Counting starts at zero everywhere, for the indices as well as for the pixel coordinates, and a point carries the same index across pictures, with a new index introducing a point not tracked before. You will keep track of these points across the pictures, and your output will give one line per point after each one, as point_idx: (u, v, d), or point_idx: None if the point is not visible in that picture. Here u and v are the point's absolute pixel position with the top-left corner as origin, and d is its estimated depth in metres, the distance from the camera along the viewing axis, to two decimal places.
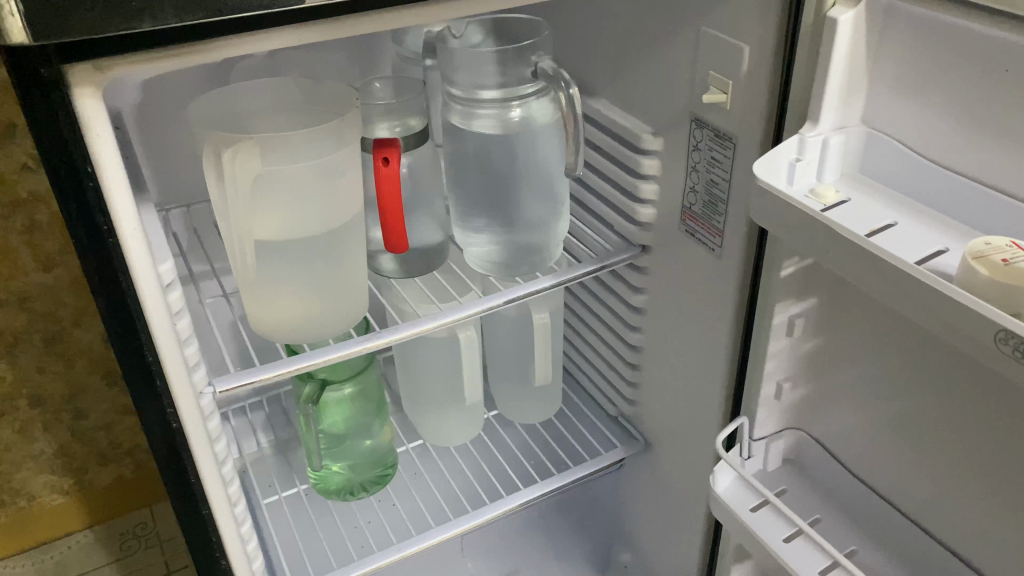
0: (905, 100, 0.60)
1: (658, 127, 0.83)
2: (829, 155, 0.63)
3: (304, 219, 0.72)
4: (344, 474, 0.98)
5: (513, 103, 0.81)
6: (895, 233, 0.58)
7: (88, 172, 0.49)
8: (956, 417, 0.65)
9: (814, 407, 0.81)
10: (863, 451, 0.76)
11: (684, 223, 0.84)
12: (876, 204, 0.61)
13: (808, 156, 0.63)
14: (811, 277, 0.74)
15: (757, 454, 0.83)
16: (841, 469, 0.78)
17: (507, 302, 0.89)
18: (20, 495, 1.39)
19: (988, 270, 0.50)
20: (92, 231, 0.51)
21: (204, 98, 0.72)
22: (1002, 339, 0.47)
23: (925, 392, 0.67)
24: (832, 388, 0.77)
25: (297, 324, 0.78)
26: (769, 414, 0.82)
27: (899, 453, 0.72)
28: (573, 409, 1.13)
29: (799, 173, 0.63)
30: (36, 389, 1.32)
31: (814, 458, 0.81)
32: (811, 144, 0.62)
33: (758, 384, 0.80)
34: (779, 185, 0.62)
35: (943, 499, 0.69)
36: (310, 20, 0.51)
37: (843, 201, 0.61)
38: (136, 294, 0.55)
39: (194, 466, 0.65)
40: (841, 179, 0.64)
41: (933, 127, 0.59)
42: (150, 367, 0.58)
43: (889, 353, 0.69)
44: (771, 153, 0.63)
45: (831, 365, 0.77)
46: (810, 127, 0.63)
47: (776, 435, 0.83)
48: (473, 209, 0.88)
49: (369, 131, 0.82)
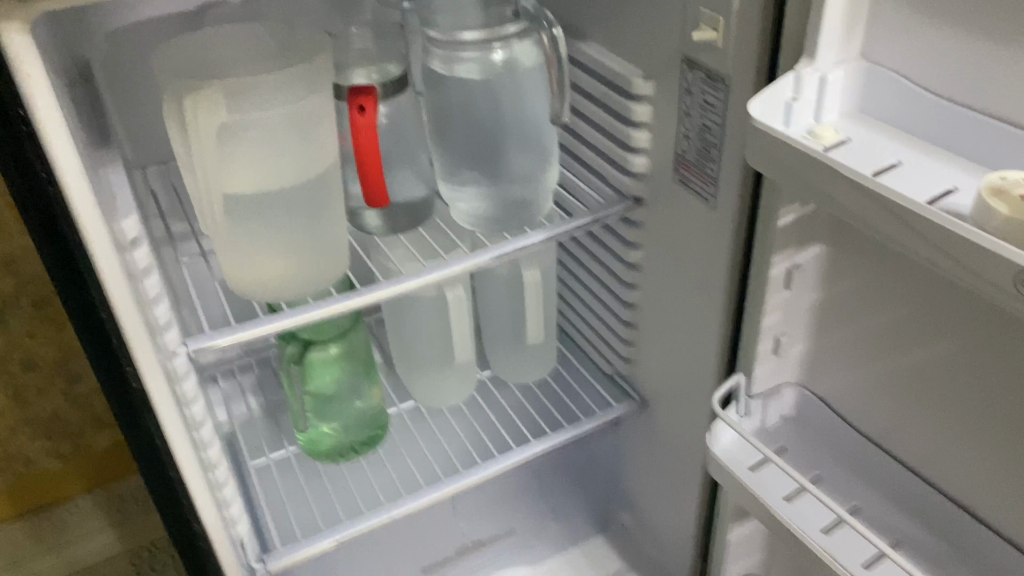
0: (904, 29, 0.56)
1: (648, 71, 0.79)
2: (828, 93, 0.59)
3: (277, 171, 0.69)
4: (335, 436, 0.96)
5: (495, 44, 0.77)
6: (901, 171, 0.54)
7: (20, 114, 0.47)
8: (964, 366, 0.62)
9: (814, 361, 0.77)
10: (866, 405, 0.73)
11: (677, 172, 0.80)
12: (880, 142, 0.57)
13: (804, 95, 0.58)
14: (810, 223, 0.70)
15: (755, 411, 0.80)
16: (843, 424, 0.75)
17: (496, 257, 0.85)
18: (18, 460, 1.39)
19: (1007, 209, 0.46)
20: (31, 179, 0.49)
21: (169, 45, 0.68)
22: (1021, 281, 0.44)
23: (932, 342, 0.64)
24: (833, 340, 0.74)
25: (275, 282, 0.75)
26: (768, 369, 0.79)
27: (904, 406, 0.69)
28: (568, 367, 1.11)
29: (796, 114, 0.59)
30: (29, 353, 1.31)
31: (816, 413, 0.78)
32: (807, 82, 0.58)
33: (754, 339, 0.77)
34: (773, 127, 0.58)
35: (952, 452, 0.66)
36: None
37: (843, 141, 0.57)
38: (84, 247, 0.52)
39: (160, 428, 0.63)
40: (844, 119, 0.60)
41: (935, 57, 0.55)
42: (105, 326, 0.56)
43: (894, 300, 0.66)
44: (766, 93, 0.59)
45: (834, 316, 0.73)
46: (806, 64, 0.59)
47: (774, 392, 0.80)
48: (458, 162, 0.84)
49: (344, 77, 0.78)
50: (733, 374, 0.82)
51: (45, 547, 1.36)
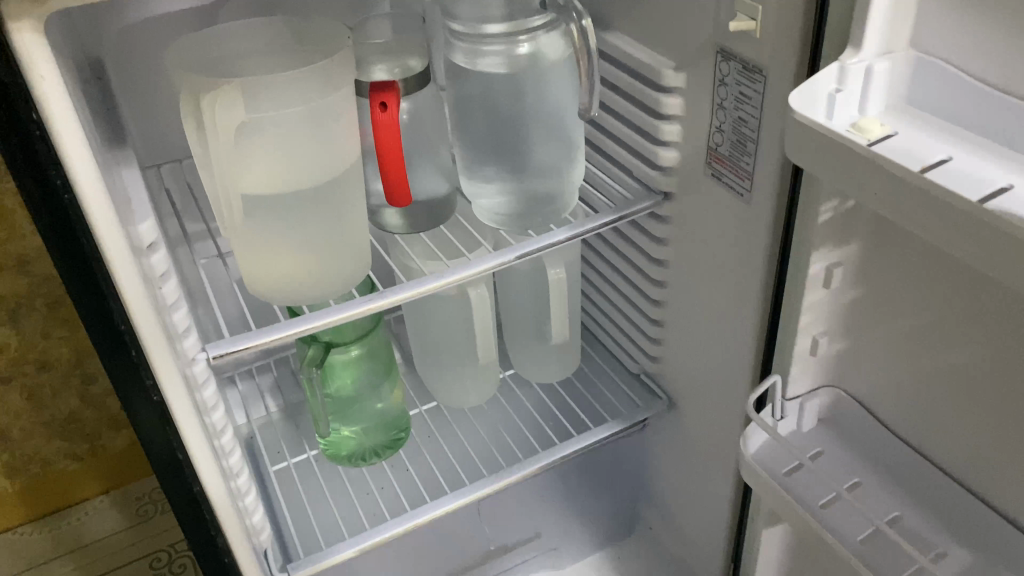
0: (954, 15, 0.53)
1: (680, 62, 0.76)
2: (875, 83, 0.55)
3: (296, 170, 0.66)
4: (356, 439, 0.94)
5: (521, 38, 0.73)
6: (950, 168, 0.50)
7: (33, 117, 0.44)
8: (1008, 368, 0.59)
9: (852, 364, 0.74)
10: (904, 407, 0.70)
11: (709, 166, 0.77)
12: (927, 138, 0.53)
13: (849, 85, 0.55)
14: (852, 220, 0.67)
15: (791, 414, 0.77)
16: (878, 428, 0.72)
17: (520, 256, 0.82)
18: (34, 462, 1.37)
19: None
20: (46, 186, 0.47)
21: (187, 39, 0.66)
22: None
23: (980, 347, 0.60)
24: (866, 340, 0.71)
25: (295, 283, 0.72)
26: (805, 371, 0.76)
27: (943, 408, 0.66)
28: (592, 366, 1.08)
29: (839, 106, 0.55)
30: (43, 354, 1.29)
31: (850, 415, 0.75)
32: (852, 72, 0.55)
33: (791, 340, 0.74)
34: (815, 119, 0.55)
35: (993, 458, 0.63)
36: None
37: (889, 134, 0.53)
38: (102, 255, 0.50)
39: (183, 440, 0.61)
40: (892, 112, 0.56)
41: (987, 43, 0.51)
42: (124, 337, 0.54)
43: (939, 307, 0.62)
44: (806, 83, 0.56)
45: (874, 317, 0.69)
46: (851, 54, 0.56)
47: (809, 395, 0.77)
48: (481, 157, 0.82)
49: (364, 73, 0.76)
50: (768, 375, 0.80)
51: (63, 550, 1.35)
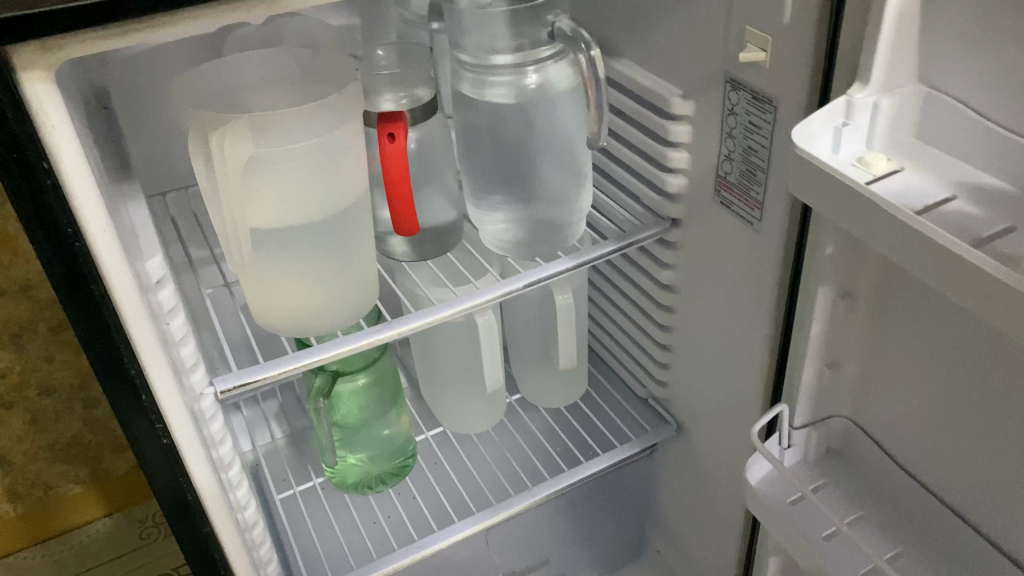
0: (962, 51, 0.52)
1: (688, 90, 0.75)
2: (881, 117, 0.55)
3: (304, 203, 0.66)
4: (363, 467, 0.93)
5: (529, 68, 0.75)
6: (952, 210, 0.51)
7: (45, 167, 0.44)
8: (1013, 410, 0.57)
9: (860, 395, 0.72)
10: (908, 443, 0.68)
11: (718, 194, 0.77)
12: (931, 172, 0.53)
13: (855, 120, 0.54)
14: (857, 255, 0.65)
15: (798, 442, 0.75)
16: (884, 462, 0.71)
17: (528, 284, 0.82)
18: (35, 487, 1.36)
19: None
20: (57, 237, 0.46)
21: (193, 75, 0.65)
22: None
23: (980, 389, 0.59)
24: (874, 373, 0.70)
25: (303, 315, 0.72)
26: (811, 402, 0.74)
27: (947, 446, 0.65)
28: (599, 390, 1.08)
29: (845, 140, 0.54)
30: (46, 378, 1.28)
31: (855, 446, 0.74)
32: (859, 107, 0.54)
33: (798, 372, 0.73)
34: (822, 154, 0.54)
35: (996, 499, 0.61)
36: None
37: (896, 169, 0.53)
38: (111, 301, 0.50)
39: (191, 480, 0.60)
40: (898, 144, 0.55)
41: (993, 80, 0.50)
42: (136, 381, 0.53)
43: (941, 347, 0.61)
44: (813, 116, 0.55)
45: (880, 351, 0.68)
46: (858, 89, 0.55)
47: (818, 423, 0.75)
48: (489, 185, 0.82)
49: (372, 103, 0.75)
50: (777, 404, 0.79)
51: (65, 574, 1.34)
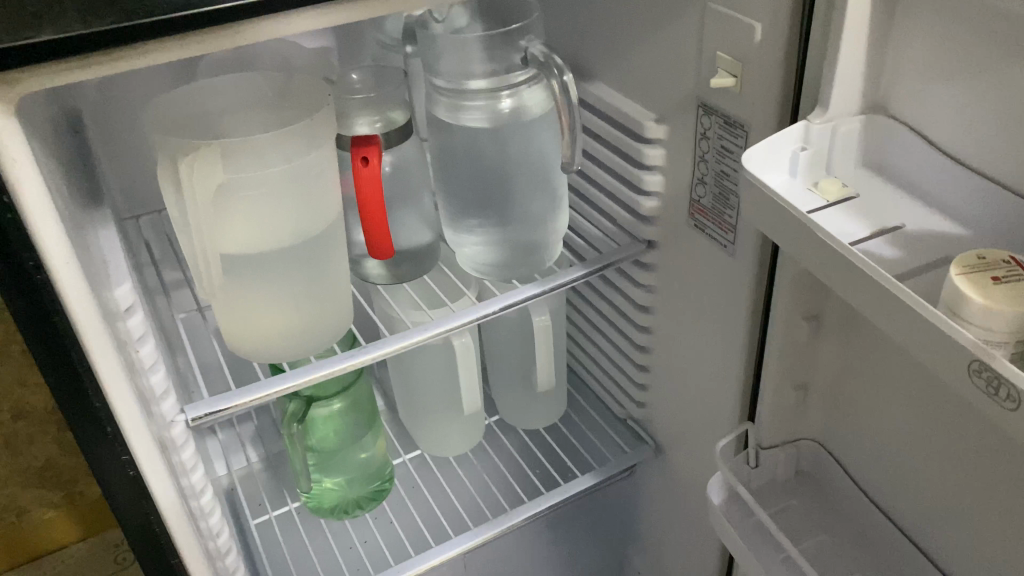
0: (925, 82, 0.52)
1: (661, 114, 0.76)
2: (838, 145, 0.56)
3: (274, 228, 0.65)
4: (339, 491, 0.93)
5: (503, 92, 0.74)
6: (902, 237, 0.52)
7: (5, 201, 0.43)
8: (964, 441, 0.58)
9: (833, 422, 0.72)
10: (872, 469, 0.69)
11: (693, 217, 0.77)
12: (875, 203, 0.55)
13: (814, 145, 0.55)
14: (813, 284, 0.66)
15: (766, 464, 0.75)
16: (848, 492, 0.71)
17: (505, 307, 0.82)
18: (9, 512, 1.33)
19: (974, 290, 0.44)
20: (18, 270, 0.46)
21: (164, 96, 0.65)
22: (976, 371, 0.42)
23: (944, 420, 0.59)
24: (841, 398, 0.70)
25: (277, 340, 0.71)
26: (778, 424, 0.74)
27: (911, 475, 0.65)
28: (578, 411, 1.08)
29: (804, 164, 0.55)
30: (19, 402, 1.25)
31: (824, 467, 0.74)
32: (817, 132, 0.55)
33: (771, 396, 0.73)
34: (780, 178, 0.56)
35: (954, 529, 0.62)
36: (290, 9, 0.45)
37: (851, 195, 0.55)
38: (76, 334, 0.49)
39: (159, 512, 0.60)
40: (849, 173, 0.57)
41: (952, 112, 0.51)
42: (99, 414, 0.53)
43: (907, 377, 0.61)
44: (773, 137, 0.55)
45: (847, 379, 0.68)
46: (818, 114, 0.56)
47: (787, 445, 0.75)
48: (465, 208, 0.81)
49: (346, 125, 0.75)
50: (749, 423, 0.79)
51: None
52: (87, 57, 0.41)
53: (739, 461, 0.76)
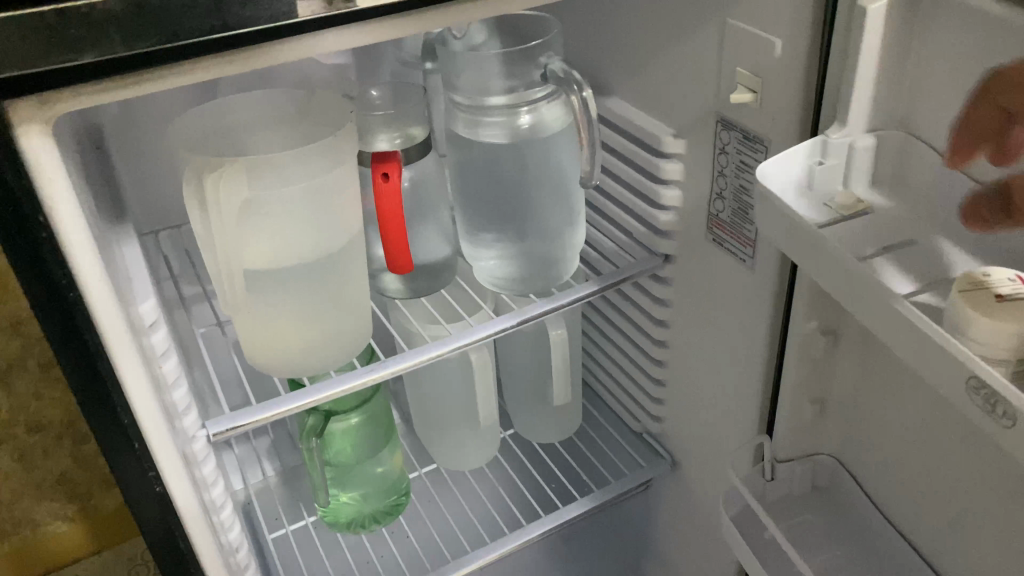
0: (944, 99, 0.52)
1: (680, 129, 0.76)
2: (857, 160, 0.55)
3: (296, 245, 0.66)
4: (355, 506, 0.93)
5: (522, 108, 0.75)
6: (920, 254, 0.52)
7: (40, 221, 0.44)
8: (981, 460, 0.57)
9: (848, 440, 0.72)
10: (889, 487, 0.68)
11: (711, 231, 0.77)
12: (894, 217, 0.55)
13: (831, 159, 0.55)
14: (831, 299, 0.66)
15: (782, 477, 0.76)
16: (866, 509, 0.71)
17: (522, 322, 0.82)
18: (24, 525, 1.33)
19: (972, 309, 0.44)
20: (52, 287, 0.46)
21: (187, 115, 0.65)
22: (973, 388, 0.42)
23: (961, 438, 0.59)
24: (857, 416, 0.69)
25: (299, 356, 0.71)
26: (796, 438, 0.74)
27: (927, 494, 0.64)
28: (594, 425, 1.07)
29: (820, 178, 0.55)
30: (34, 416, 1.25)
31: (841, 483, 0.74)
32: (833, 146, 0.55)
33: (788, 409, 0.73)
34: (799, 192, 0.55)
35: (969, 549, 0.61)
36: (318, 30, 0.45)
37: (864, 212, 0.54)
38: (105, 351, 0.50)
39: (183, 527, 0.60)
40: (871, 188, 0.57)
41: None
42: (127, 431, 0.53)
43: (923, 394, 0.61)
44: (787, 152, 0.56)
45: (863, 397, 0.68)
46: (836, 128, 0.56)
47: (803, 460, 0.75)
48: (483, 223, 0.82)
49: (367, 142, 0.75)
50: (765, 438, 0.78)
51: None
52: (122, 77, 0.41)
53: (755, 474, 0.76)
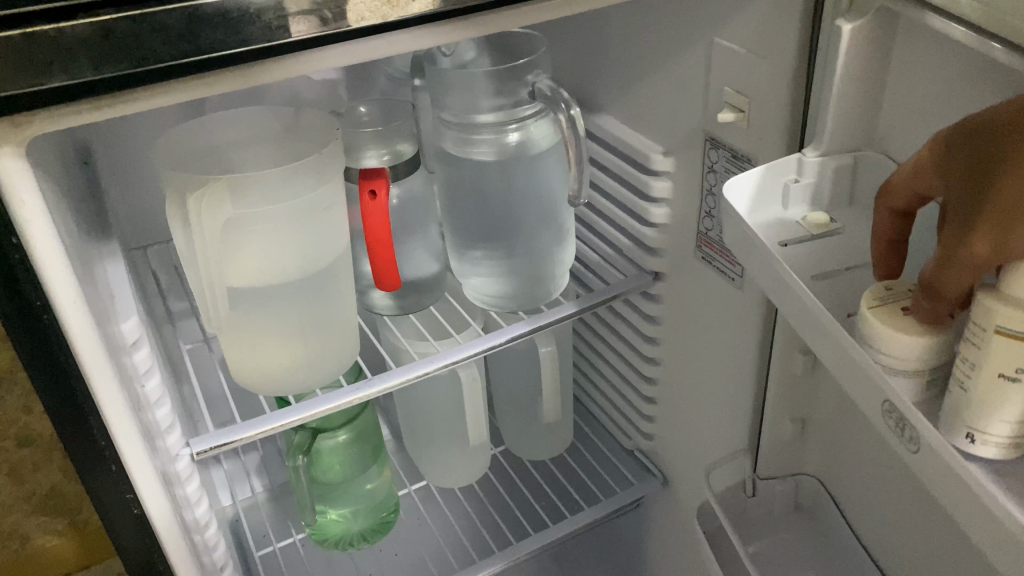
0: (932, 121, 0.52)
1: (669, 146, 0.76)
2: (830, 180, 0.57)
3: (280, 263, 0.65)
4: (344, 523, 0.91)
5: (511, 126, 0.75)
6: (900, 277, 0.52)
7: (14, 243, 0.44)
8: None
9: (834, 460, 0.71)
10: (873, 509, 0.68)
11: (700, 249, 0.77)
12: (867, 240, 0.56)
13: (806, 178, 0.57)
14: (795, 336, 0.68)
15: (763, 494, 0.77)
16: (848, 531, 0.71)
17: (510, 339, 0.81)
18: (12, 539, 1.22)
19: (887, 326, 0.44)
20: (25, 308, 0.46)
21: (174, 132, 0.65)
22: (885, 410, 0.44)
23: None
24: (838, 434, 0.70)
25: (283, 374, 0.71)
26: (779, 455, 0.75)
27: (909, 515, 0.64)
28: (585, 442, 1.07)
29: (795, 196, 0.57)
30: (24, 429, 1.13)
31: (823, 505, 0.74)
32: (809, 164, 0.57)
33: (771, 427, 0.74)
34: (771, 208, 0.57)
35: (948, 574, 0.61)
36: (297, 52, 0.45)
37: (837, 230, 0.56)
38: (81, 373, 0.49)
39: (162, 548, 0.59)
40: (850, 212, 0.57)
41: None
42: (103, 453, 0.52)
43: None
44: (766, 168, 0.57)
45: (850, 417, 0.67)
46: (812, 148, 0.58)
47: (786, 478, 0.76)
48: (471, 239, 0.81)
49: (355, 158, 0.75)
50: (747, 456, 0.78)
51: None
52: (95, 99, 0.41)
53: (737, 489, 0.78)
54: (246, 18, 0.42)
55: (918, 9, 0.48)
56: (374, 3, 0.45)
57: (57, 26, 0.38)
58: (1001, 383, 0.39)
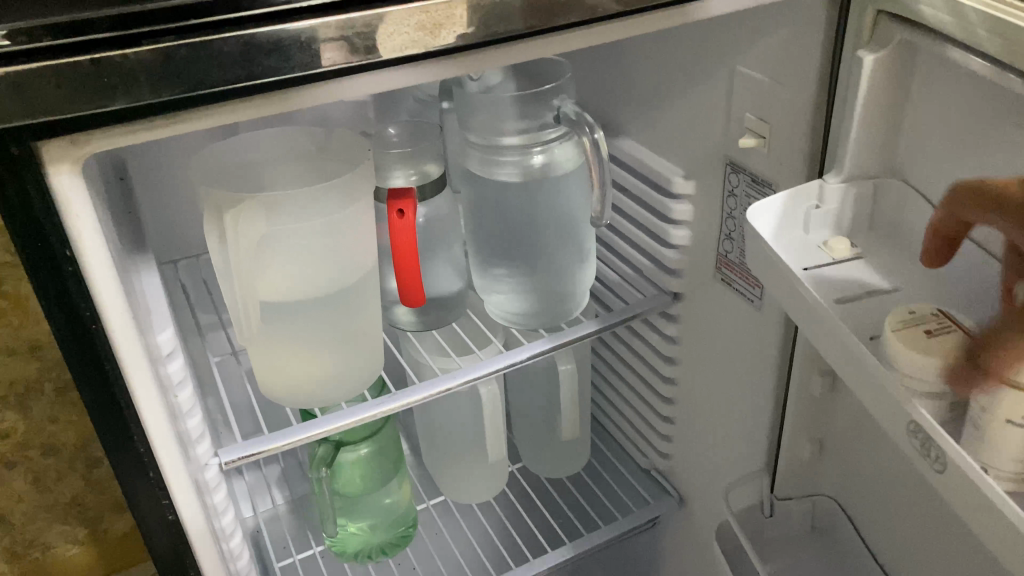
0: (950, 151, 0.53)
1: (690, 170, 0.77)
2: (849, 205, 0.59)
3: (309, 278, 0.67)
4: (364, 536, 0.93)
5: (535, 149, 0.76)
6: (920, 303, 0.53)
7: (67, 255, 0.46)
8: None
9: (849, 480, 0.72)
10: (889, 529, 0.69)
11: (719, 271, 0.78)
12: (884, 265, 0.57)
13: (828, 204, 0.58)
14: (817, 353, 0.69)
15: (781, 514, 0.77)
16: (861, 544, 0.72)
17: (530, 357, 0.83)
18: (32, 548, 1.20)
19: (914, 347, 0.46)
20: (74, 317, 0.48)
21: (202, 153, 0.67)
22: (913, 431, 0.46)
23: None
24: (854, 455, 0.71)
25: (309, 386, 0.73)
26: (795, 475, 0.76)
27: (925, 536, 0.65)
28: (601, 460, 1.08)
29: (816, 221, 0.58)
30: (50, 438, 1.12)
31: (837, 523, 0.75)
32: (829, 189, 0.58)
33: (790, 446, 0.75)
34: (791, 231, 0.58)
35: None
36: (337, 76, 0.47)
37: (853, 256, 0.57)
38: (125, 381, 0.51)
39: (194, 553, 0.61)
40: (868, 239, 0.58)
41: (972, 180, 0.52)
42: (143, 458, 0.54)
43: None
44: (789, 194, 0.58)
45: (867, 439, 0.69)
46: (834, 174, 0.59)
47: (802, 499, 0.77)
48: (493, 257, 0.83)
49: (383, 178, 0.77)
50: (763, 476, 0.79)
51: None
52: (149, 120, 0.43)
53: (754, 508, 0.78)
54: (294, 45, 0.44)
55: (942, 42, 0.49)
56: (415, 33, 0.47)
57: (121, 52, 0.40)
58: (1008, 428, 0.44)
